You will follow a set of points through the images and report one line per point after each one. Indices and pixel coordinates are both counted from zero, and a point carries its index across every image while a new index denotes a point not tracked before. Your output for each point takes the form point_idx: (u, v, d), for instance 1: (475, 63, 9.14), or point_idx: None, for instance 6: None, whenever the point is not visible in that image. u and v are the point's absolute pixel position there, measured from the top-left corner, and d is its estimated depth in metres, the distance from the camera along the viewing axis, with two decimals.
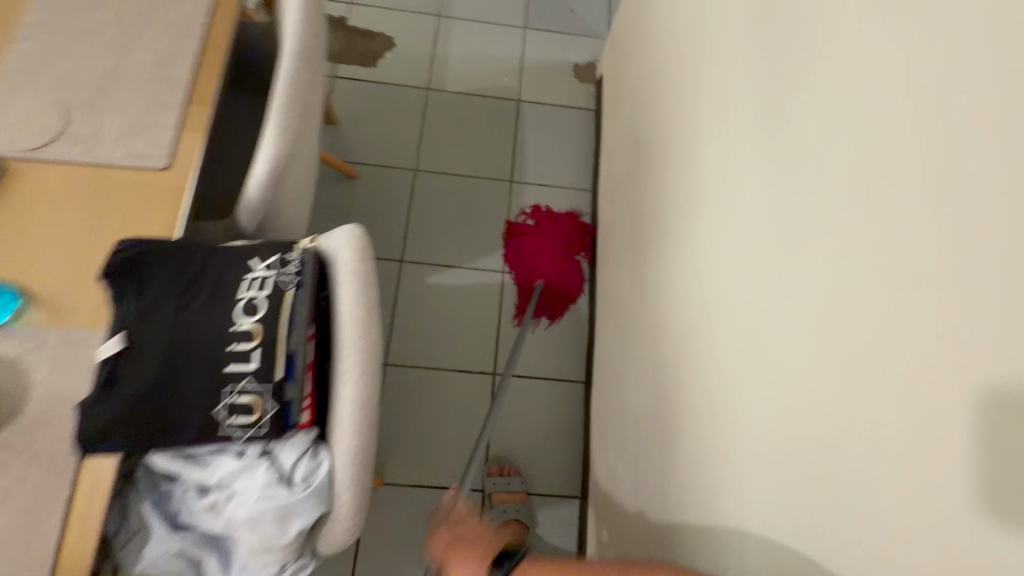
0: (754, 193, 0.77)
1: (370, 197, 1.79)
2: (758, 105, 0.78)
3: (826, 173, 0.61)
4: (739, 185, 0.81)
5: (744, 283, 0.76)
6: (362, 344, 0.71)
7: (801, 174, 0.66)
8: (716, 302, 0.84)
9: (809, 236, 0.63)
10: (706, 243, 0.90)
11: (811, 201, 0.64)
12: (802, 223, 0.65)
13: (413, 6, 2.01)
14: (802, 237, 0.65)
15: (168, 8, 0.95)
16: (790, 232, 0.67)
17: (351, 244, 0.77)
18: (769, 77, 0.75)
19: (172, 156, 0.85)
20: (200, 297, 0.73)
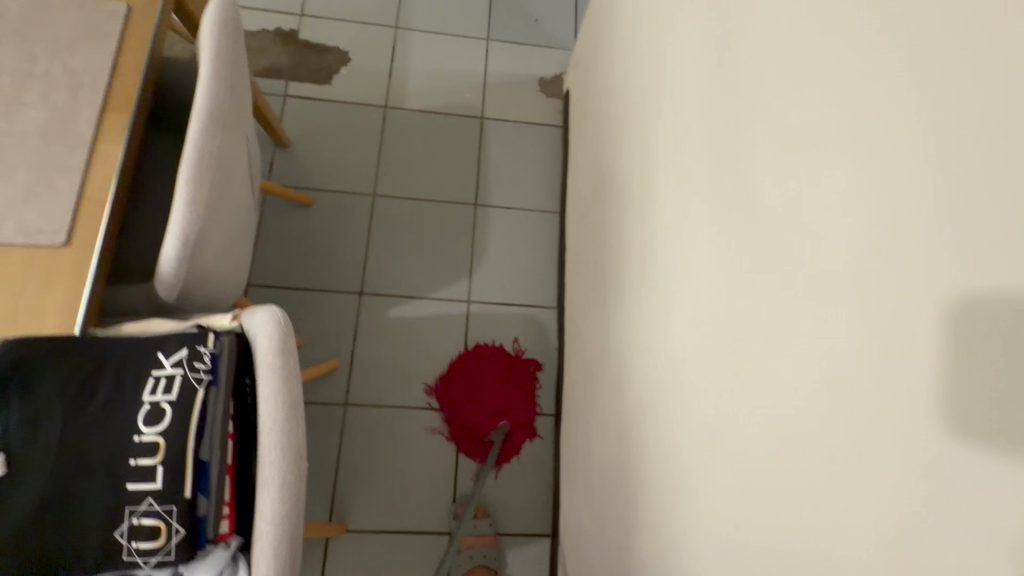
0: (709, 262, 0.70)
1: (326, 224, 1.69)
2: (711, 165, 0.72)
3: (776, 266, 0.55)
4: (696, 250, 0.74)
5: (699, 363, 0.70)
6: (282, 453, 0.64)
7: (753, 259, 0.60)
8: (675, 375, 0.78)
9: (760, 329, 0.58)
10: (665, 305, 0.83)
11: (762, 292, 0.58)
12: (755, 313, 0.59)
13: (369, 18, 1.90)
14: (754, 331, 0.59)
15: (64, 54, 0.85)
16: (742, 322, 0.61)
17: (270, 330, 0.70)
18: (721, 142, 0.69)
19: (71, 231, 0.77)
20: (96, 404, 0.65)
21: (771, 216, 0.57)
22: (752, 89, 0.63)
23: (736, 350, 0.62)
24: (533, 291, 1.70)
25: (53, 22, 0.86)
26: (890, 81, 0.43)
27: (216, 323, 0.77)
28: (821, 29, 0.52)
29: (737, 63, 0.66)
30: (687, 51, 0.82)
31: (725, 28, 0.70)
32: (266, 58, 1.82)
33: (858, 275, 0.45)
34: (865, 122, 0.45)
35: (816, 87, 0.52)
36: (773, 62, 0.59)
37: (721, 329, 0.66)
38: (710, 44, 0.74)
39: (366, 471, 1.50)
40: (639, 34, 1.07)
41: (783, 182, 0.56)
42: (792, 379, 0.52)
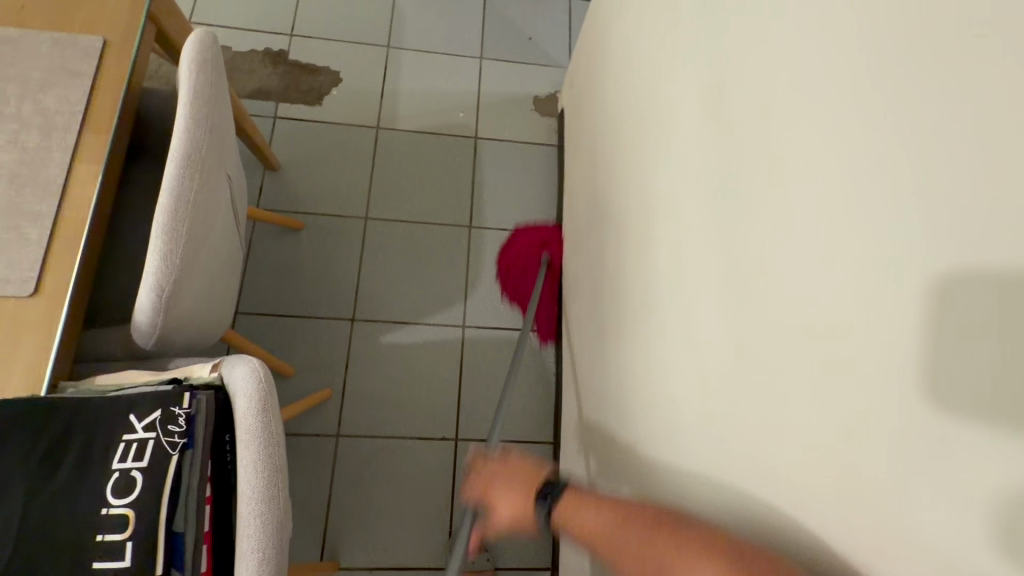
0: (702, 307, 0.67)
1: (317, 249, 1.65)
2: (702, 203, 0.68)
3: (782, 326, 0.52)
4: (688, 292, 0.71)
5: (699, 417, 0.66)
6: (260, 524, 0.60)
7: (753, 314, 0.56)
8: (671, 423, 0.74)
9: (765, 392, 0.53)
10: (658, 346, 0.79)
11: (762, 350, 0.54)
12: (760, 374, 0.54)
13: (360, 38, 1.87)
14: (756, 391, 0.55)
15: (36, 93, 0.81)
16: (740, 380, 0.57)
17: (249, 387, 0.66)
18: (715, 181, 0.65)
19: (40, 281, 0.73)
20: (61, 473, 0.60)
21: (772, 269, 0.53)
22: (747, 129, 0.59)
23: (737, 409, 0.58)
24: None
25: (25, 59, 0.83)
26: (897, 137, 0.39)
27: (194, 374, 0.73)
28: (819, 72, 0.48)
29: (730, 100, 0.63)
30: (681, 82, 0.78)
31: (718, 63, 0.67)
32: (256, 79, 1.79)
33: (871, 350, 0.41)
34: (872, 180, 0.41)
35: (816, 135, 0.48)
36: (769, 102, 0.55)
37: (719, 384, 0.62)
38: (705, 77, 0.70)
39: (358, 506, 1.45)
40: (632, 60, 1.04)
41: (785, 234, 0.51)
42: (802, 451, 0.48)
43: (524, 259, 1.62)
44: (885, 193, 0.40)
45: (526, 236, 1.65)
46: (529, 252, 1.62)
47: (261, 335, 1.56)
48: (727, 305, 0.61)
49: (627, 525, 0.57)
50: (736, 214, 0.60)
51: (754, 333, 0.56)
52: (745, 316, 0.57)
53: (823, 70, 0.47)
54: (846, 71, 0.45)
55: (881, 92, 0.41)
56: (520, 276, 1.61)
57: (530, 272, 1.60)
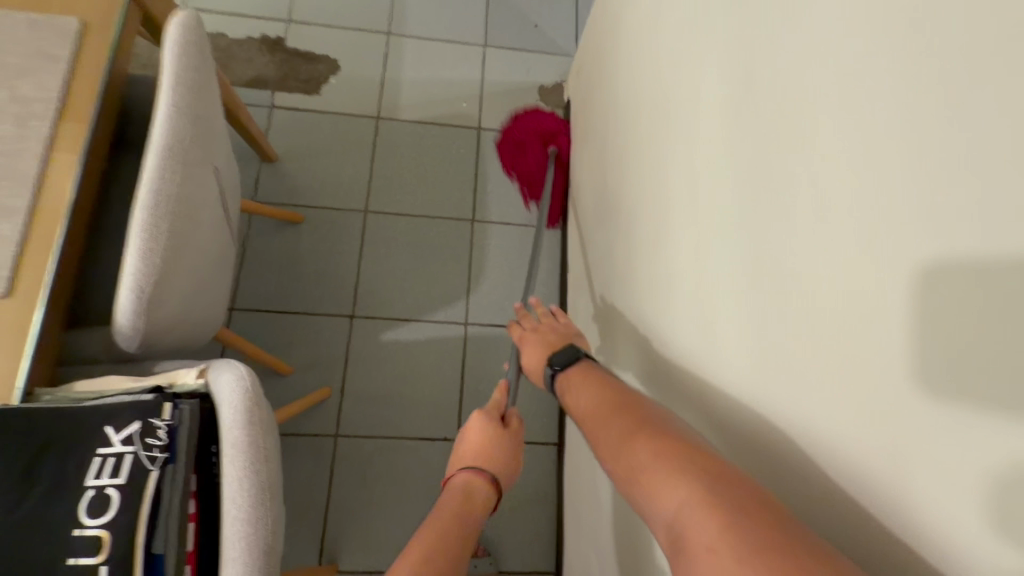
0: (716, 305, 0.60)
1: (315, 244, 1.61)
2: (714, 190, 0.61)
3: (808, 331, 0.44)
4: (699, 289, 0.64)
5: (711, 432, 0.59)
6: (247, 545, 0.55)
7: (774, 317, 0.49)
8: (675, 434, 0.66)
9: (788, 407, 0.46)
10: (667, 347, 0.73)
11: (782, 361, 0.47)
12: (781, 386, 0.47)
13: (360, 25, 1.81)
14: (776, 407, 0.48)
15: (12, 80, 0.76)
16: (760, 392, 0.50)
17: (233, 397, 0.61)
18: (733, 166, 0.58)
19: (13, 282, 0.68)
20: (31, 491, 0.56)
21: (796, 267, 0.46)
22: (768, 106, 0.51)
23: (756, 424, 0.51)
24: None
25: None
26: (960, 112, 0.32)
27: (179, 381, 0.67)
28: (860, 34, 0.40)
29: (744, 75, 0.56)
30: (692, 52, 0.70)
31: (734, 30, 0.59)
32: (254, 68, 1.73)
33: (918, 369, 0.34)
34: (927, 162, 0.34)
35: (849, 116, 0.41)
36: (796, 72, 0.47)
37: (735, 394, 0.55)
38: (719, 45, 0.62)
39: (358, 508, 1.41)
40: (636, 45, 0.98)
41: (814, 226, 0.44)
42: (831, 481, 0.42)
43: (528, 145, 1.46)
44: (943, 178, 0.33)
45: (530, 122, 1.46)
46: (534, 141, 1.47)
47: (258, 332, 1.52)
48: (744, 306, 0.54)
49: (617, 411, 0.52)
50: (757, 204, 0.53)
51: (774, 338, 0.49)
52: (766, 319, 0.50)
53: (865, 32, 0.40)
54: (892, 34, 0.37)
55: (935, 57, 0.34)
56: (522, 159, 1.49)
57: (534, 157, 1.47)
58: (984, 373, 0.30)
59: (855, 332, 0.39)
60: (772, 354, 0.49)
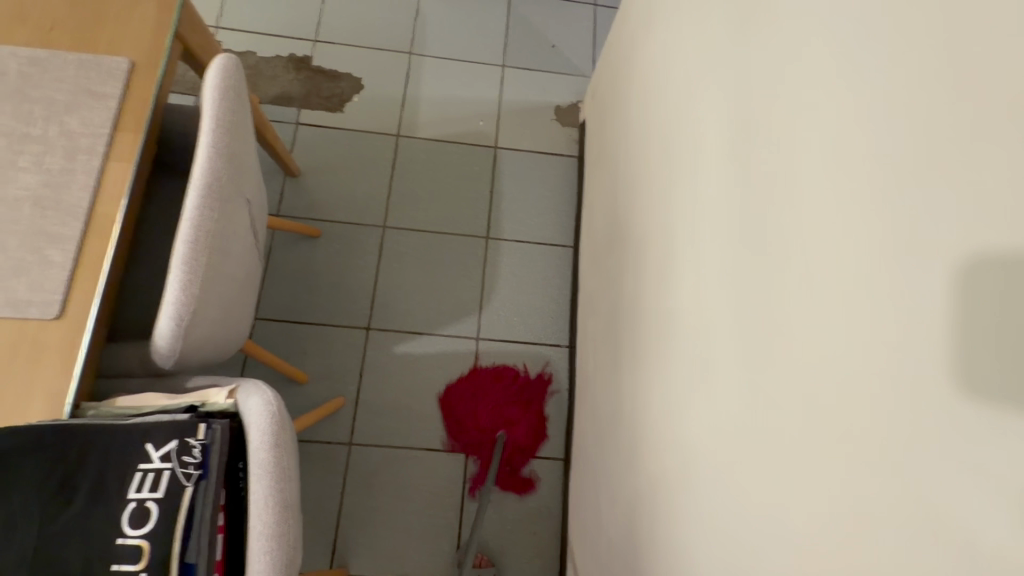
0: (726, 348, 0.66)
1: (334, 257, 1.67)
2: (732, 244, 0.67)
3: (802, 385, 0.51)
4: (710, 332, 0.70)
5: (724, 466, 0.64)
6: (273, 557, 0.61)
7: (772, 367, 0.56)
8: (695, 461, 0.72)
9: (787, 450, 0.53)
10: (678, 378, 0.79)
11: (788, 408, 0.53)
12: (781, 430, 0.54)
13: (383, 44, 1.87)
14: (775, 449, 0.55)
15: (61, 115, 0.82)
16: (763, 433, 0.57)
17: (261, 419, 0.66)
18: (742, 229, 0.65)
19: (64, 305, 0.74)
20: (80, 502, 0.62)
21: (794, 328, 0.53)
22: (776, 179, 0.58)
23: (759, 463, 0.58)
24: (543, 328, 1.65)
25: (51, 82, 0.84)
26: None
27: (210, 400, 0.73)
28: (854, 134, 0.47)
29: (762, 143, 0.62)
30: (709, 116, 0.76)
31: (744, 108, 0.67)
32: (277, 85, 1.80)
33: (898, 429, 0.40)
34: (905, 254, 0.41)
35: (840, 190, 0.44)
36: (798, 156, 0.54)
37: (739, 434, 0.62)
38: (730, 120, 0.70)
39: (369, 516, 1.46)
40: (654, 93, 1.04)
41: (808, 294, 0.51)
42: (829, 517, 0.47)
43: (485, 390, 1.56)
44: (918, 270, 0.40)
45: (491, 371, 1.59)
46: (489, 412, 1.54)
47: (276, 343, 1.58)
48: (748, 354, 0.61)
49: None
50: (760, 266, 0.60)
51: (774, 386, 0.56)
52: (767, 370, 0.57)
53: (858, 132, 0.46)
54: (879, 138, 0.44)
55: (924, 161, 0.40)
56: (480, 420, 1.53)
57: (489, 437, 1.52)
58: (949, 434, 0.36)
59: (844, 390, 0.46)
60: (771, 400, 0.56)
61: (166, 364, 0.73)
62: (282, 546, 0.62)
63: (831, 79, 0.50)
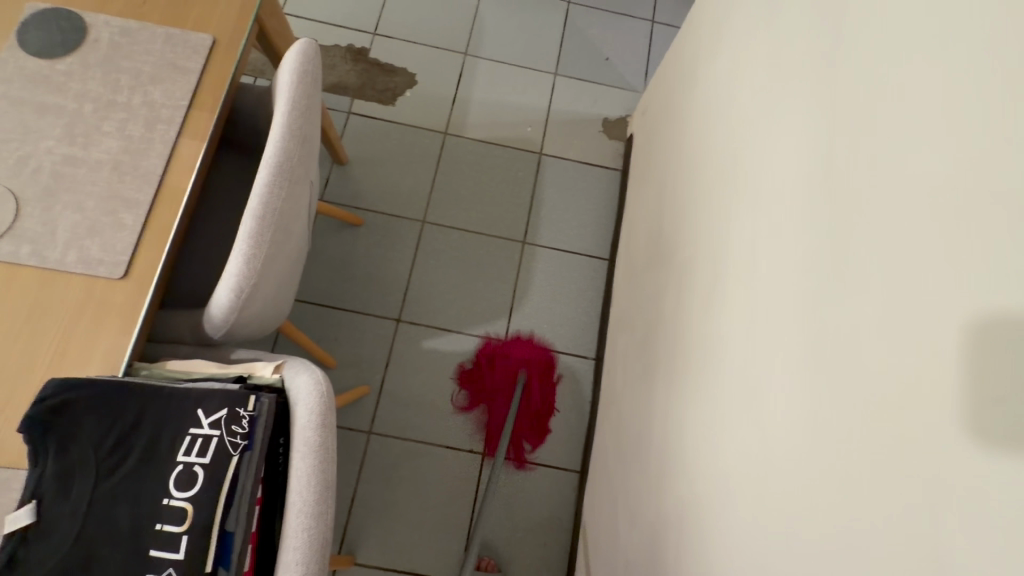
0: (780, 369, 0.65)
1: (372, 246, 1.69)
2: (795, 266, 0.66)
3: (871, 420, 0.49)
4: (763, 352, 0.69)
5: (767, 490, 0.63)
6: (310, 537, 0.61)
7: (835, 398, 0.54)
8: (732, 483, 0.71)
9: (842, 487, 0.51)
10: (718, 397, 0.79)
11: (846, 436, 0.52)
12: (840, 465, 0.52)
13: (440, 43, 1.90)
14: (830, 484, 0.53)
15: (145, 85, 0.85)
16: (816, 465, 0.56)
17: (310, 399, 0.67)
18: (807, 256, 0.63)
19: (130, 267, 0.76)
20: (130, 460, 0.63)
21: (865, 359, 0.51)
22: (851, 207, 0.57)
23: (812, 497, 0.56)
24: (571, 339, 1.65)
25: (139, 52, 0.87)
26: None
27: (257, 373, 0.75)
28: (953, 169, 0.45)
29: (836, 166, 0.61)
30: (783, 140, 0.75)
31: (822, 132, 0.65)
32: (334, 74, 1.84)
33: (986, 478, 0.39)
34: (1004, 293, 0.39)
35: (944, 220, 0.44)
36: (878, 187, 0.53)
37: (790, 466, 0.60)
38: (806, 144, 0.68)
39: (380, 507, 1.47)
40: (715, 114, 1.03)
41: (886, 325, 0.49)
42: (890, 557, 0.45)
43: (515, 362, 1.57)
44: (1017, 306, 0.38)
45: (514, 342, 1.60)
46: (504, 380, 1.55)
47: (310, 324, 1.60)
48: (808, 383, 0.59)
49: None
50: (829, 295, 0.58)
51: (838, 418, 0.54)
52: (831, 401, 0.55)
53: (960, 167, 0.44)
54: (983, 170, 0.42)
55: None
56: (506, 377, 1.55)
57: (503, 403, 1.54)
58: None
59: (923, 428, 0.44)
60: (832, 434, 0.54)
61: (223, 326, 0.75)
62: (323, 525, 0.62)
63: (933, 108, 0.48)
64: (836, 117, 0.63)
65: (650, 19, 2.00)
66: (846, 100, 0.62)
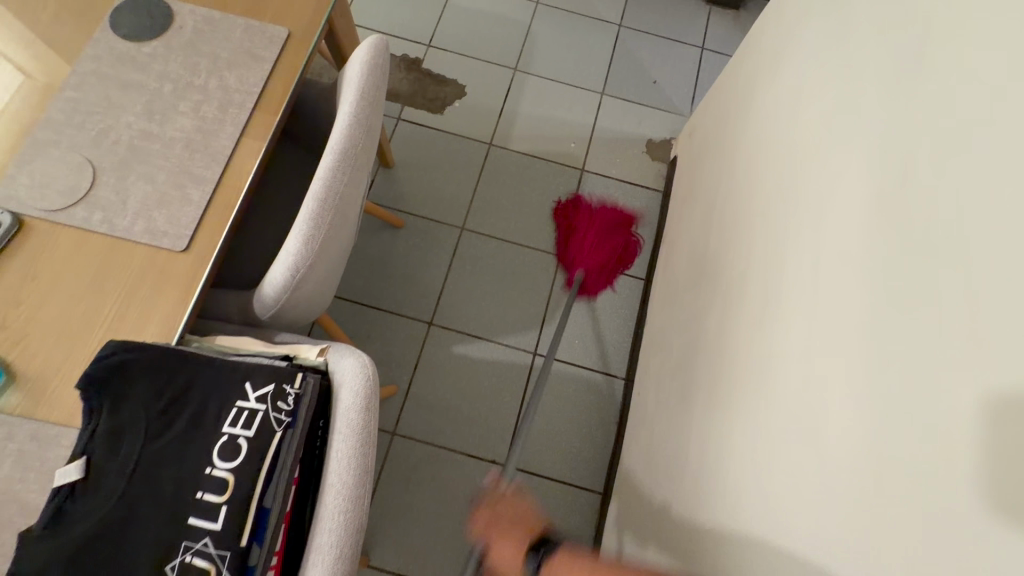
0: (835, 386, 0.63)
1: (411, 248, 1.71)
2: (856, 281, 0.64)
3: (932, 457, 0.47)
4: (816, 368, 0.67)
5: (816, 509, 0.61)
6: (346, 520, 0.60)
7: (896, 415, 0.52)
8: (776, 502, 0.68)
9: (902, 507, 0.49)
10: (766, 414, 0.77)
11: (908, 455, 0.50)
12: (896, 488, 0.50)
13: (492, 58, 1.94)
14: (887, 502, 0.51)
15: (222, 70, 0.89)
16: (872, 484, 0.53)
17: (356, 382, 0.67)
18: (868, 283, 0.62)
19: (192, 241, 0.78)
20: (177, 427, 0.64)
21: (927, 392, 0.49)
22: (920, 222, 0.55)
23: (864, 517, 0.53)
24: (601, 355, 1.62)
25: (219, 40, 0.91)
26: None
27: (302, 354, 0.75)
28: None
29: (904, 180, 0.60)
30: (847, 162, 0.73)
31: (891, 146, 0.63)
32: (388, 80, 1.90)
33: None
34: None
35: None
36: (955, 199, 0.51)
37: (841, 499, 0.57)
38: (873, 159, 0.67)
39: (397, 509, 1.45)
40: (772, 135, 1.02)
41: (950, 358, 0.47)
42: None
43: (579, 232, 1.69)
44: None
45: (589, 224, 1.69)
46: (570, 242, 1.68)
47: (344, 320, 1.62)
48: (863, 414, 0.57)
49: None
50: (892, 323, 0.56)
51: (897, 438, 0.52)
52: (887, 434, 0.53)
53: None
54: None
55: None
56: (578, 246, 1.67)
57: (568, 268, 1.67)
58: None
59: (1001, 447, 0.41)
60: (893, 451, 0.52)
61: (274, 304, 0.77)
62: (360, 510, 0.62)
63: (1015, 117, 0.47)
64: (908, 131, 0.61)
65: (700, 46, 2.01)
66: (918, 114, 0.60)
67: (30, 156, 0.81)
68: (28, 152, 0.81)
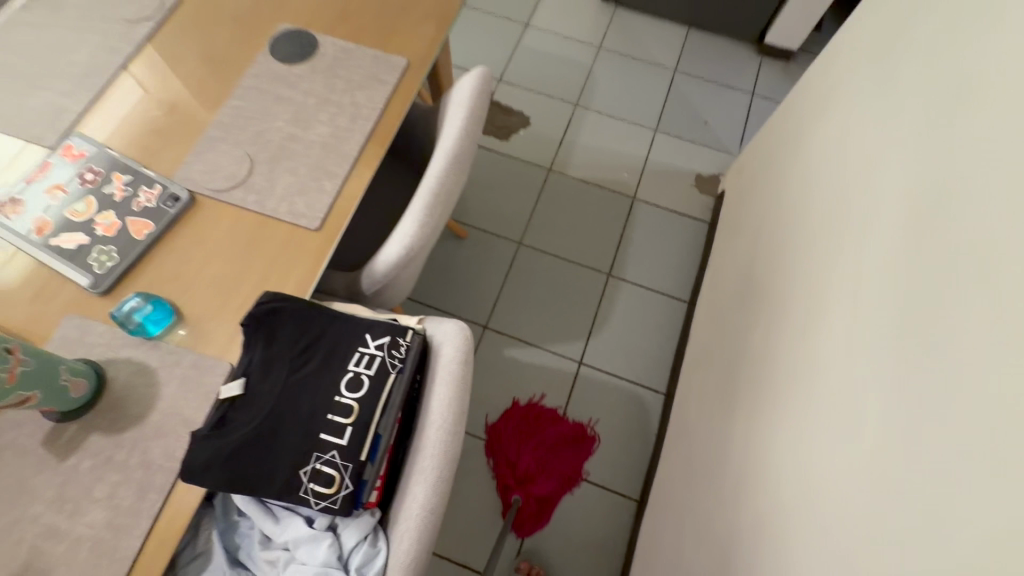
0: (878, 378, 0.73)
1: (472, 258, 1.87)
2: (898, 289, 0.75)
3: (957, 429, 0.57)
4: (860, 364, 0.78)
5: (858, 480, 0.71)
6: (445, 448, 0.73)
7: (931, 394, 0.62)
8: (821, 481, 0.78)
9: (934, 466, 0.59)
10: (811, 408, 0.86)
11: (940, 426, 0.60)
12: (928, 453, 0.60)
13: (556, 93, 2.14)
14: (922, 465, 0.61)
15: (353, 89, 1.08)
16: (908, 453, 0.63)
17: (456, 341, 0.81)
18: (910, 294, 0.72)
19: (323, 222, 0.96)
20: (312, 361, 0.79)
21: (956, 373, 0.60)
22: (956, 238, 0.67)
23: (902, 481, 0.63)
24: (642, 369, 1.72)
25: (352, 65, 1.11)
26: None
27: (404, 318, 0.90)
28: None
29: (942, 206, 0.71)
30: (889, 192, 0.85)
31: (931, 177, 0.75)
32: None
33: None
34: None
35: None
36: (985, 221, 0.63)
37: (878, 472, 0.67)
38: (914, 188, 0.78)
39: None
40: (818, 169, 1.14)
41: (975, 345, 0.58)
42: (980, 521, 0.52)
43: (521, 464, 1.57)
44: None
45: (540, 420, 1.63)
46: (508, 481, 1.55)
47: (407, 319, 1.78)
48: (901, 399, 0.67)
49: None
50: (929, 326, 0.66)
51: (930, 413, 0.62)
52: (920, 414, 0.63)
53: None
54: None
55: None
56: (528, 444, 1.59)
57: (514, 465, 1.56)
58: None
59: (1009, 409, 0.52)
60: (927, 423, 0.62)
61: (386, 276, 0.93)
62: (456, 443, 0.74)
63: None
64: (945, 165, 0.73)
65: (750, 91, 2.16)
66: (953, 153, 0.72)
67: (203, 147, 1.01)
68: (202, 144, 1.01)
